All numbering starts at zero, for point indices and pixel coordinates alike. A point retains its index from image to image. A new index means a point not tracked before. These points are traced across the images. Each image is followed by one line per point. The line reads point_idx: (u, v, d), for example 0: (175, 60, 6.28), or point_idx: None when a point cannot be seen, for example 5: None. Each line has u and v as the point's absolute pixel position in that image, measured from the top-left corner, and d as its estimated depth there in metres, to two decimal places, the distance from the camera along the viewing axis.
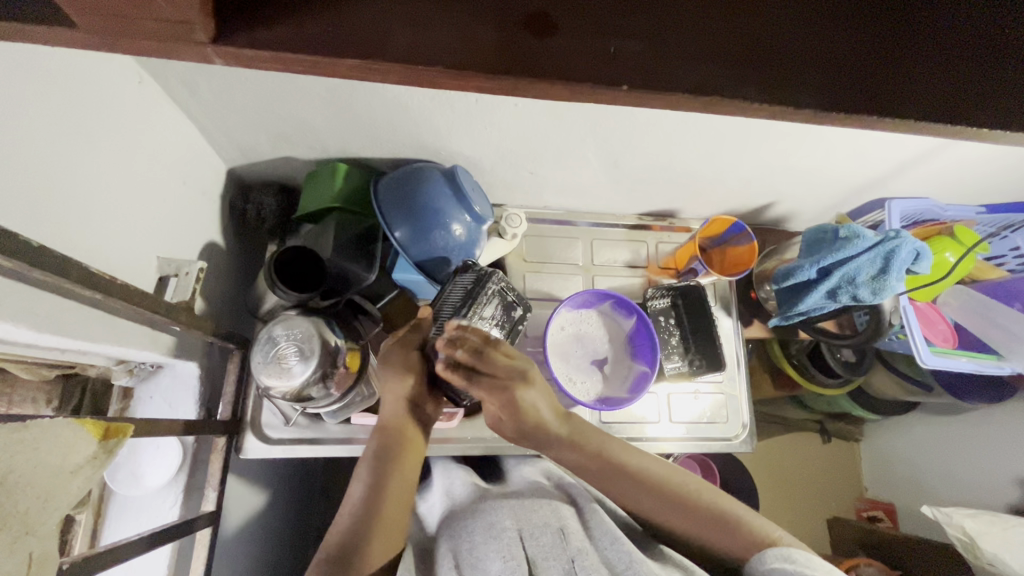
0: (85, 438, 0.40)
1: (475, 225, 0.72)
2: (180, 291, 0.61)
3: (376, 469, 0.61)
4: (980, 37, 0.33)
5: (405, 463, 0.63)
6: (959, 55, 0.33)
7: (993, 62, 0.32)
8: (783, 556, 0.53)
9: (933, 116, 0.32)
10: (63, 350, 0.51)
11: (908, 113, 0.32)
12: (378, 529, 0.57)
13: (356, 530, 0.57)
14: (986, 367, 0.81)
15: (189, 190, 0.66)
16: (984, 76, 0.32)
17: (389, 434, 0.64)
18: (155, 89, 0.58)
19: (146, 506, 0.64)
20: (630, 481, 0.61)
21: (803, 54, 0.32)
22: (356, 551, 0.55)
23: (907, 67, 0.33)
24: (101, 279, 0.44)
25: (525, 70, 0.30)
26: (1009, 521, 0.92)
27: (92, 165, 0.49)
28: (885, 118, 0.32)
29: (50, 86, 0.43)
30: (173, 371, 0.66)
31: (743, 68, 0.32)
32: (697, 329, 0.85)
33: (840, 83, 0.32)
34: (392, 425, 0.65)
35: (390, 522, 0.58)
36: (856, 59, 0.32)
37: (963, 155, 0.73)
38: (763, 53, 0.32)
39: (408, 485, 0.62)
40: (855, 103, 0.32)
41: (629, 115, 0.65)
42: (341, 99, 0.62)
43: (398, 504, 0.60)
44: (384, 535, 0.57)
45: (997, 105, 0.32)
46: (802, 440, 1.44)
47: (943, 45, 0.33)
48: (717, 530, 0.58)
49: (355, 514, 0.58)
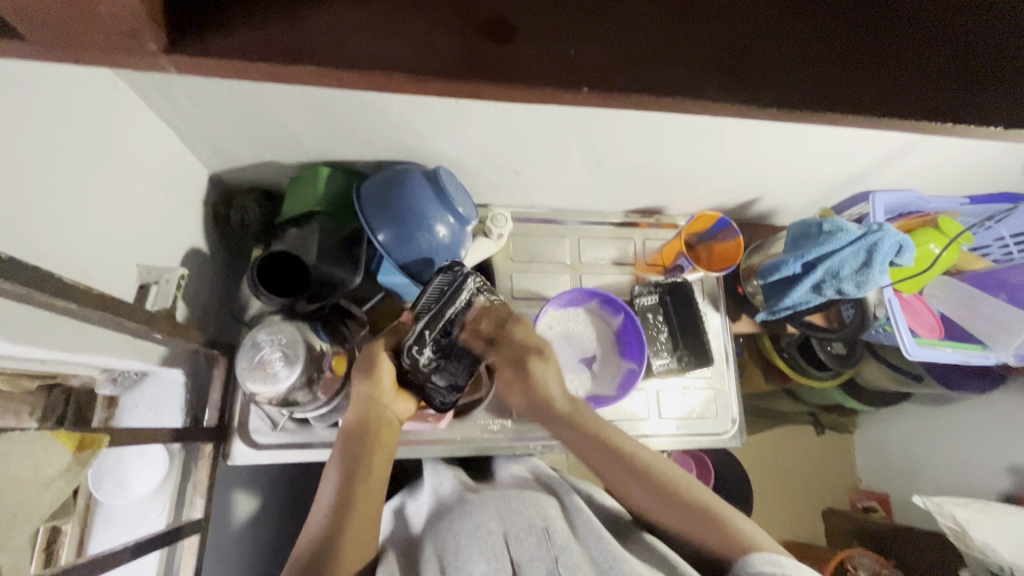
0: (58, 450, 0.39)
1: (459, 226, 0.72)
2: (161, 298, 0.60)
3: (343, 472, 0.61)
4: (943, 34, 0.33)
5: (372, 461, 0.62)
6: (922, 54, 0.33)
7: (955, 59, 0.33)
8: (772, 561, 0.51)
9: (898, 113, 0.32)
10: (43, 361, 0.51)
11: (875, 109, 0.32)
12: (347, 530, 0.57)
13: (327, 533, 0.56)
14: (972, 357, 0.82)
15: (170, 197, 0.66)
16: (947, 75, 0.33)
17: (356, 434, 0.64)
18: (131, 96, 0.58)
19: (133, 515, 0.64)
20: (619, 464, 0.64)
21: (767, 52, 0.32)
22: (325, 554, 0.55)
23: (873, 63, 0.33)
24: (77, 290, 0.44)
25: (486, 76, 0.30)
26: (999, 508, 0.93)
27: (68, 174, 0.48)
28: (854, 115, 0.32)
29: (23, 97, 0.43)
30: (158, 380, 0.66)
31: (706, 68, 0.32)
32: (685, 325, 0.86)
33: (804, 83, 0.32)
34: (358, 423, 0.65)
35: (359, 521, 0.58)
36: (820, 57, 0.33)
37: (944, 148, 0.74)
38: (726, 53, 0.32)
39: (375, 483, 0.61)
40: (820, 102, 0.32)
41: (611, 114, 0.65)
42: (320, 103, 0.61)
43: (367, 504, 0.60)
44: (354, 539, 0.57)
45: (958, 102, 0.32)
46: (795, 433, 1.45)
47: (907, 43, 0.33)
48: (702, 524, 0.58)
49: (324, 517, 0.58)
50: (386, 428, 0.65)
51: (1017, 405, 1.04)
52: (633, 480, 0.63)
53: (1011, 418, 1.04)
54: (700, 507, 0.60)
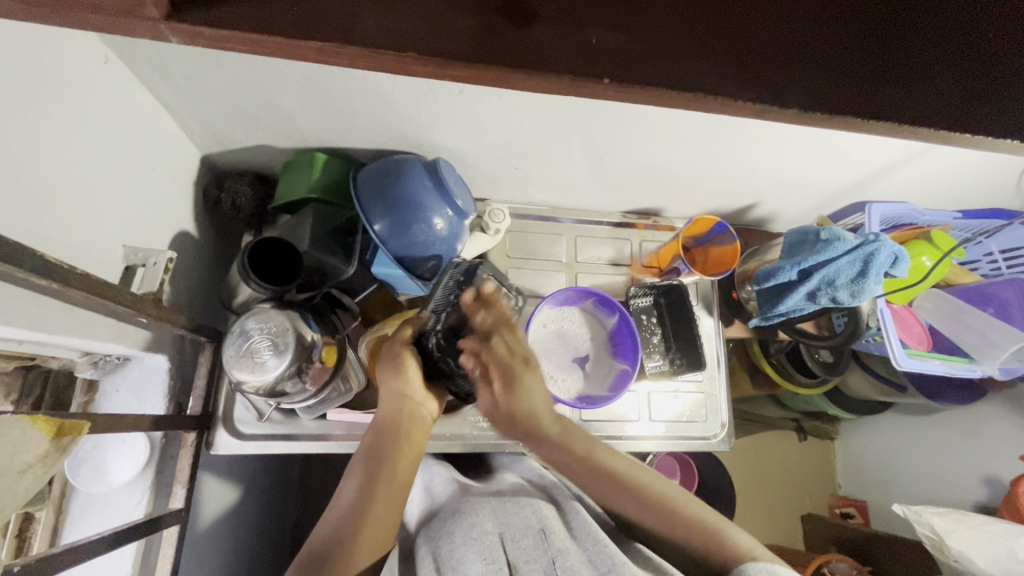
0: (36, 435, 0.38)
1: (456, 220, 0.71)
2: (147, 281, 0.58)
3: (369, 468, 0.61)
4: (968, 42, 0.33)
5: (402, 457, 0.62)
6: (952, 63, 0.33)
7: (977, 68, 0.32)
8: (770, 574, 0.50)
9: (913, 119, 0.32)
10: (20, 341, 0.48)
11: (900, 118, 0.31)
12: (364, 530, 0.56)
13: (342, 527, 0.57)
14: (959, 370, 0.83)
15: (159, 177, 0.63)
16: (976, 86, 0.32)
17: (385, 433, 0.64)
18: (122, 70, 0.55)
19: (110, 503, 0.62)
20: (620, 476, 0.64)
21: (786, 54, 0.32)
22: (339, 554, 0.54)
23: (890, 68, 0.32)
24: (60, 268, 0.42)
25: (507, 61, 0.29)
26: (976, 518, 0.94)
27: (51, 147, 0.46)
28: (876, 121, 0.31)
29: (7, 60, 0.41)
30: (141, 365, 0.64)
31: (724, 65, 0.31)
32: (679, 329, 0.85)
33: (825, 87, 0.32)
34: (389, 424, 0.64)
35: (376, 523, 0.57)
36: (846, 63, 0.32)
37: (941, 161, 0.74)
38: (746, 52, 0.31)
39: (399, 488, 0.61)
40: (845, 106, 0.31)
41: (615, 112, 0.64)
42: (320, 87, 0.60)
43: (389, 507, 0.59)
44: (369, 534, 0.57)
45: (981, 110, 0.32)
46: (779, 439, 1.46)
47: (938, 52, 0.33)
48: (702, 542, 0.57)
49: (346, 507, 0.58)
50: (417, 427, 0.65)
51: (997, 417, 1.06)
52: (627, 497, 0.62)
53: (991, 430, 1.06)
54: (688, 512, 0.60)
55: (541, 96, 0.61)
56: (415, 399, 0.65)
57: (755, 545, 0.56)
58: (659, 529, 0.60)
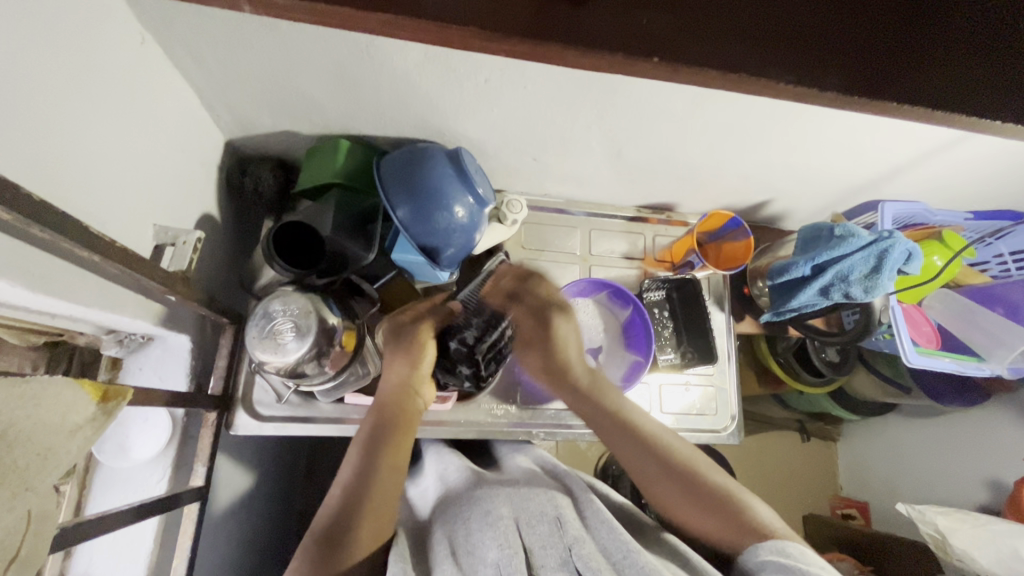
0: (84, 399, 0.39)
1: (477, 208, 0.72)
2: (177, 260, 0.59)
3: (372, 448, 0.62)
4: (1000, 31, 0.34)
5: (402, 437, 0.64)
6: (985, 50, 0.34)
7: (1004, 58, 0.34)
8: (781, 550, 0.52)
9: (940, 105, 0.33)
10: (54, 314, 0.49)
11: (928, 104, 0.33)
12: (370, 509, 0.58)
13: (347, 507, 0.58)
14: (968, 368, 0.84)
15: (186, 159, 0.65)
16: (999, 73, 0.34)
17: (382, 417, 0.65)
18: (156, 52, 0.56)
19: (133, 479, 0.63)
20: (636, 446, 0.65)
21: (825, 36, 0.33)
22: (345, 536, 0.56)
23: (921, 54, 0.33)
24: (99, 241, 0.43)
25: (559, 37, 0.31)
26: (980, 518, 0.95)
27: (88, 123, 0.47)
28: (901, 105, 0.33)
29: (51, 35, 0.42)
30: (164, 344, 0.65)
31: (764, 46, 0.32)
32: (690, 322, 0.86)
33: (859, 71, 0.33)
34: (385, 409, 0.66)
35: (378, 504, 0.58)
36: (881, 48, 0.33)
37: (956, 161, 0.75)
38: (783, 34, 0.33)
39: (398, 469, 0.62)
40: (876, 91, 0.33)
41: (637, 105, 0.65)
42: (348, 73, 0.61)
43: (390, 485, 0.60)
44: (375, 513, 0.58)
45: (1003, 99, 0.33)
46: (783, 438, 1.47)
47: (975, 37, 0.34)
48: (718, 511, 0.58)
49: (350, 487, 0.59)
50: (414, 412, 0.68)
51: (1002, 418, 1.06)
52: (648, 459, 0.64)
53: (996, 432, 1.07)
54: (696, 487, 0.60)
55: (565, 86, 0.62)
56: (415, 385, 0.69)
57: (777, 522, 0.57)
58: (671, 507, 0.61)
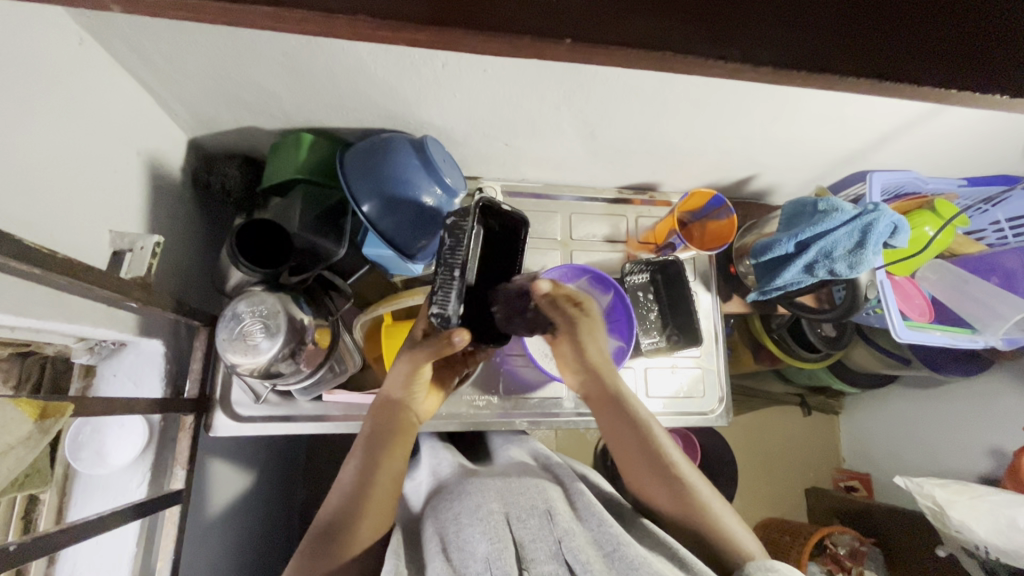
0: (19, 419, 0.40)
1: (446, 198, 0.71)
2: (135, 266, 0.58)
3: (369, 454, 0.61)
4: None
5: (398, 448, 0.63)
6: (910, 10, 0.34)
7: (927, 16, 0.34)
8: (765, 565, 0.51)
9: (859, 74, 0.34)
10: (13, 328, 0.49)
11: (856, 73, 0.33)
12: (364, 516, 0.57)
13: (343, 509, 0.58)
14: (960, 341, 0.81)
15: (143, 161, 0.63)
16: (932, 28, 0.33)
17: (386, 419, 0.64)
18: (99, 51, 0.55)
19: (112, 485, 0.63)
20: (640, 454, 0.64)
21: None
22: (341, 534, 0.56)
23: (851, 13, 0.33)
24: (38, 253, 0.42)
25: (464, 22, 0.31)
26: (977, 489, 0.93)
27: (38, 128, 0.47)
28: (821, 76, 0.34)
29: None
30: (136, 350, 0.64)
31: (688, 14, 0.32)
32: (674, 304, 0.85)
33: (785, 43, 0.33)
34: (387, 416, 0.65)
35: (373, 509, 0.58)
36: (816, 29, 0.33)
37: (946, 127, 0.71)
38: (712, 11, 0.32)
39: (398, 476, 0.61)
40: (795, 61, 0.33)
41: (601, 83, 0.62)
42: (299, 64, 0.58)
43: (383, 490, 0.60)
44: (371, 519, 0.58)
45: (923, 59, 0.34)
46: (784, 414, 1.46)
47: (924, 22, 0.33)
48: (704, 530, 0.59)
49: (346, 491, 0.59)
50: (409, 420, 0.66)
51: (1000, 387, 1.04)
52: (655, 478, 0.62)
53: (997, 402, 1.05)
54: (692, 502, 0.60)
55: (528, 66, 0.60)
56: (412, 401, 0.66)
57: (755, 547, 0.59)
58: (655, 502, 0.62)
